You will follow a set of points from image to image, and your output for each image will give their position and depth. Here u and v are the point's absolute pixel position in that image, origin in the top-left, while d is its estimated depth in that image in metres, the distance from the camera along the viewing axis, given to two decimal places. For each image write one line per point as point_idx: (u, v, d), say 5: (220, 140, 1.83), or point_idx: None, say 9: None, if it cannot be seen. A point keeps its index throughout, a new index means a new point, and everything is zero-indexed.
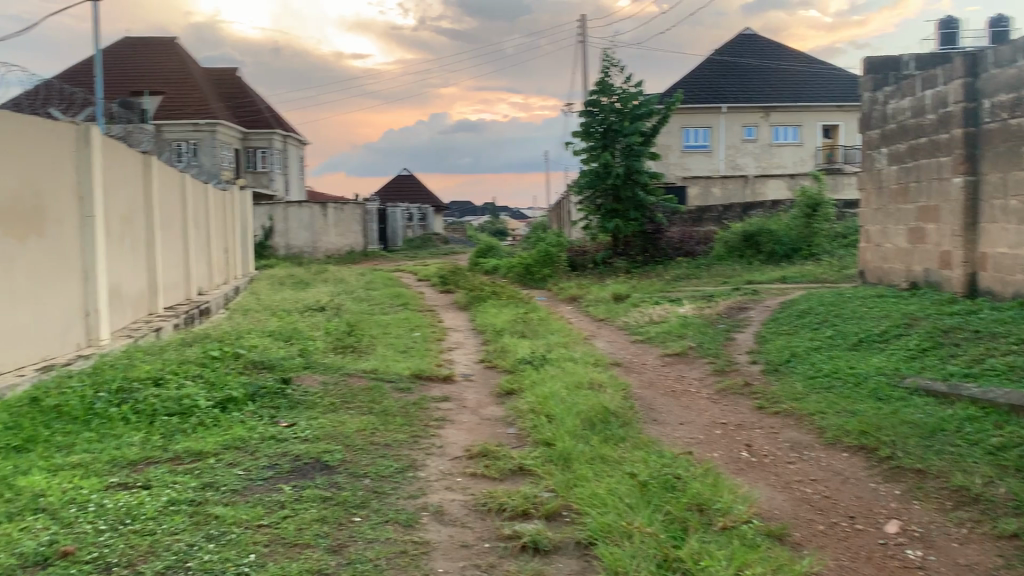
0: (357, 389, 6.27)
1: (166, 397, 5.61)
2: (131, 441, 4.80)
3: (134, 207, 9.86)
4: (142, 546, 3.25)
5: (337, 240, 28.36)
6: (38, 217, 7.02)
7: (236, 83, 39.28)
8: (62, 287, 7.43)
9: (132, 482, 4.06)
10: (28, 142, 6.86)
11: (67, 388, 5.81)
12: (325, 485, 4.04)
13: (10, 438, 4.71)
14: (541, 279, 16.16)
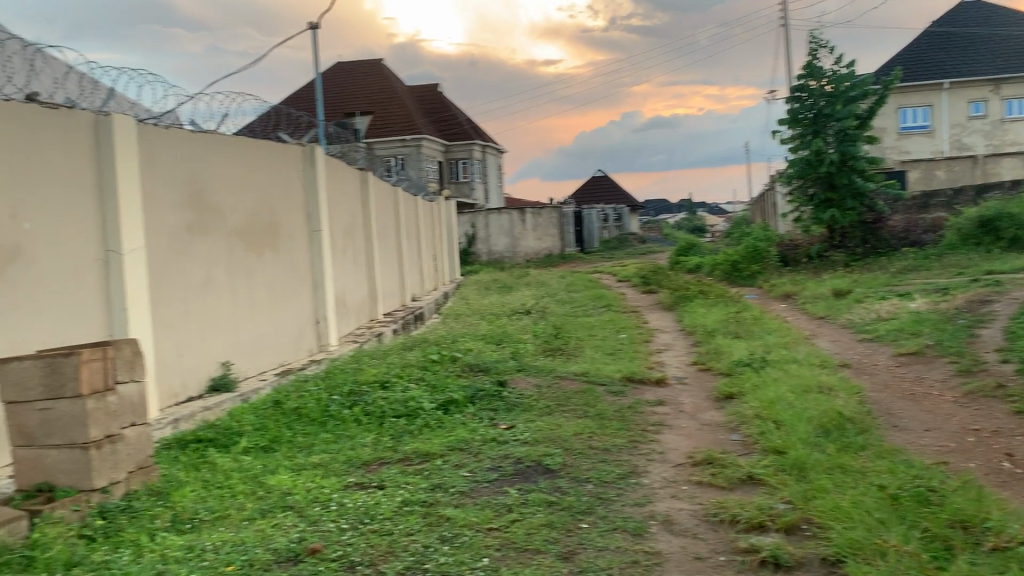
0: (571, 391, 6.24)
1: (393, 400, 5.85)
2: (364, 442, 5.04)
3: (354, 220, 10.46)
4: (381, 546, 3.35)
5: (536, 243, 28.63)
6: (273, 232, 7.59)
7: (436, 99, 40.95)
8: (294, 297, 7.99)
9: (367, 481, 4.24)
10: (262, 164, 7.43)
11: (305, 391, 6.24)
12: (550, 490, 4.01)
13: (259, 439, 5.10)
14: (749, 276, 15.54)
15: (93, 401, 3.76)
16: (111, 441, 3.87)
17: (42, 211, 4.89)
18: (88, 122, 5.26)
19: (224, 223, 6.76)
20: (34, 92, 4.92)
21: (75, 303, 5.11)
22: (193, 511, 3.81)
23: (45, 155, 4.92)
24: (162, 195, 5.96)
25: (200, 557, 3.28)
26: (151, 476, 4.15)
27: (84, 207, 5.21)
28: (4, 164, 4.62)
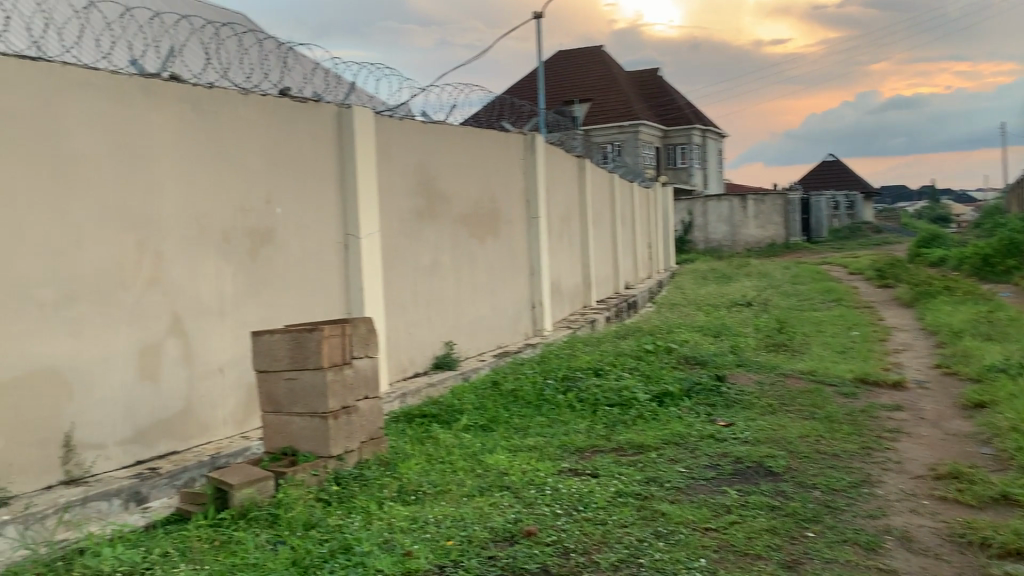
0: (795, 390, 5.91)
1: (607, 388, 5.83)
2: (578, 428, 5.06)
3: (571, 208, 10.54)
4: (595, 535, 3.33)
5: (757, 232, 27.43)
6: (494, 219, 7.81)
7: (656, 83, 40.41)
8: (513, 282, 8.19)
9: (581, 468, 4.25)
10: (486, 152, 7.66)
11: (521, 374, 6.38)
12: (772, 493, 3.82)
13: (479, 418, 5.27)
14: (1003, 272, 13.99)
15: (332, 373, 4.03)
16: (347, 412, 4.14)
17: (292, 197, 5.33)
18: (333, 115, 5.66)
19: (450, 210, 7.03)
20: (286, 87, 5.35)
21: (317, 282, 5.53)
22: (418, 484, 4.00)
23: (296, 146, 5.35)
24: (395, 183, 6.29)
25: (423, 529, 3.43)
26: (380, 447, 4.40)
27: (327, 194, 5.62)
28: (261, 155, 5.07)
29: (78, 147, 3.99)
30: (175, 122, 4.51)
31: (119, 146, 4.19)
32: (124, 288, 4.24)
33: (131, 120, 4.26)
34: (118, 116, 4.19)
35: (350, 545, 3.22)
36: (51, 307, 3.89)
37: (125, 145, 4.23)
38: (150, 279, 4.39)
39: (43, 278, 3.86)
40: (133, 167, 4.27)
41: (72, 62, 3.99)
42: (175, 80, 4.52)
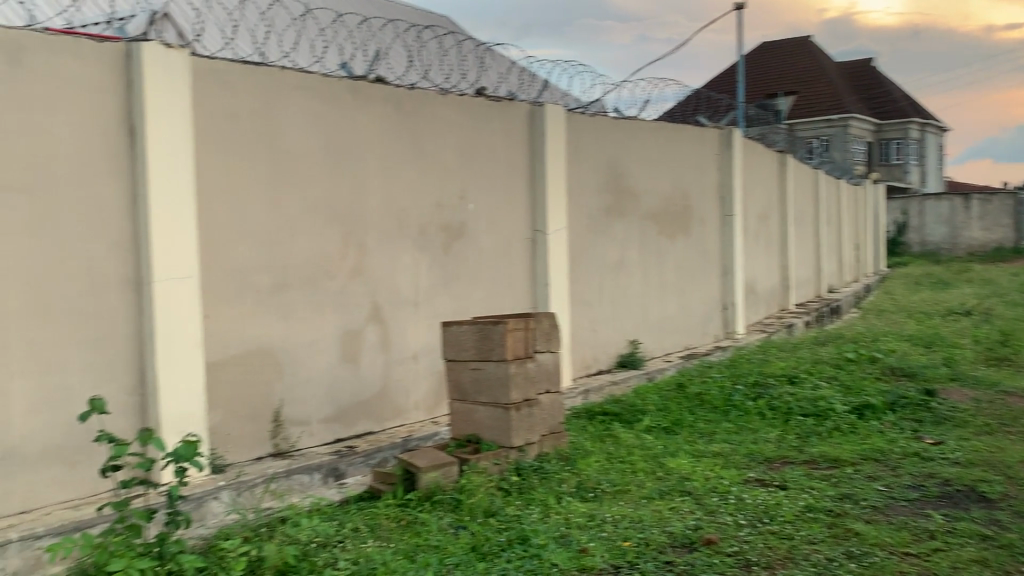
0: (1019, 411, 5.33)
1: (801, 397, 5.54)
2: (767, 437, 4.85)
3: (770, 206, 10.11)
4: (780, 549, 3.18)
5: (982, 234, 25.04)
6: (686, 216, 7.64)
7: (869, 74, 37.92)
8: (704, 282, 7.97)
9: (768, 479, 4.07)
10: (679, 148, 7.51)
11: (709, 377, 6.20)
12: (984, 521, 3.46)
13: (662, 420, 5.18)
14: None
15: (515, 365, 4.11)
16: (529, 404, 4.20)
17: (485, 193, 5.48)
18: (526, 113, 5.76)
19: (640, 207, 6.96)
20: (482, 85, 5.50)
21: (505, 277, 5.65)
22: (597, 481, 3.99)
23: (490, 144, 5.49)
24: (585, 179, 6.31)
25: (600, 527, 3.41)
26: (561, 442, 4.43)
27: (517, 190, 5.72)
28: (457, 152, 5.25)
29: (292, 145, 4.32)
30: (379, 121, 4.76)
31: (327, 144, 4.49)
32: (330, 277, 4.54)
33: (340, 121, 4.55)
34: (328, 116, 4.49)
35: (527, 536, 3.27)
36: (266, 293, 4.24)
37: (334, 143, 4.52)
38: (353, 269, 4.66)
39: (260, 266, 4.21)
40: (340, 165, 4.56)
41: (287, 67, 4.32)
42: (380, 81, 4.76)
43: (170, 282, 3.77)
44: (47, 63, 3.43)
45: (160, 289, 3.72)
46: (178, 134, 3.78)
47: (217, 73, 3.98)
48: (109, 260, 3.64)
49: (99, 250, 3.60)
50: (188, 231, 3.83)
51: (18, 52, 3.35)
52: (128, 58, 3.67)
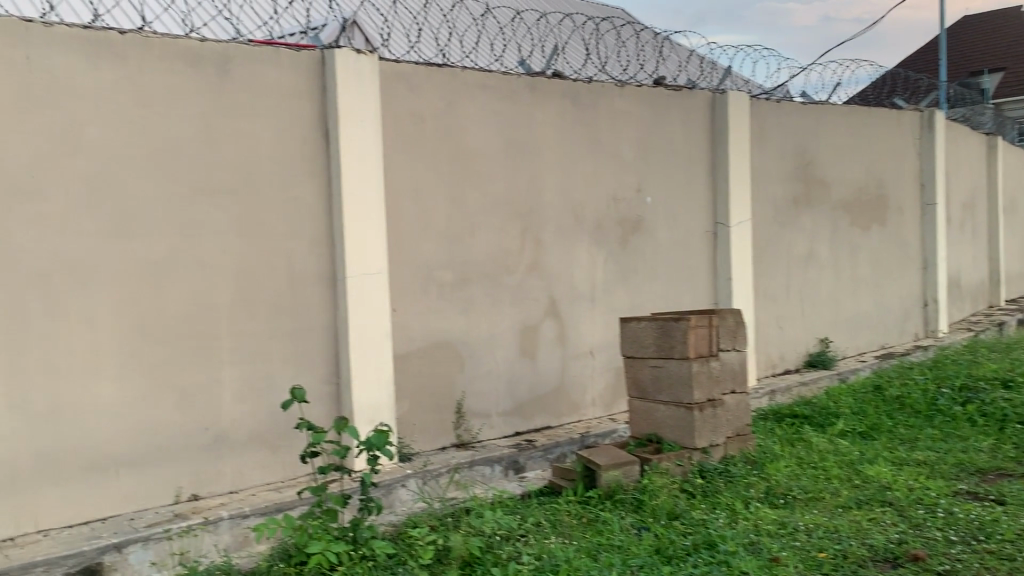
0: None
1: (1018, 403, 5.01)
2: (979, 446, 4.42)
3: (977, 192, 9.25)
4: (1000, 571, 2.87)
5: None
6: (880, 206, 7.13)
7: None
8: (901, 276, 7.41)
9: (982, 492, 3.70)
10: (873, 132, 7.02)
11: (910, 379, 5.75)
12: None
13: (857, 424, 4.86)
14: None
15: (698, 364, 3.97)
16: (713, 405, 4.05)
17: (664, 186, 5.35)
18: (707, 102, 5.56)
19: (830, 196, 6.56)
20: (661, 75, 5.35)
21: (685, 272, 5.50)
22: (787, 488, 3.78)
23: (669, 135, 5.35)
24: (770, 169, 6.02)
25: (792, 536, 3.23)
26: (747, 444, 4.24)
27: (698, 182, 5.55)
28: (635, 145, 5.16)
29: (473, 143, 4.39)
30: (557, 116, 4.75)
31: (507, 141, 4.53)
32: (509, 273, 4.58)
33: (519, 117, 4.58)
34: (507, 113, 4.53)
35: (714, 542, 3.15)
36: (449, 288, 4.34)
37: (513, 140, 4.56)
38: (531, 264, 4.68)
39: (444, 262, 4.31)
40: (520, 161, 4.59)
41: (468, 67, 4.38)
42: (558, 76, 4.75)
43: (362, 277, 3.93)
44: (252, 73, 3.67)
45: (352, 284, 3.89)
46: (368, 136, 3.93)
47: (402, 75, 4.11)
48: (306, 257, 3.85)
49: (297, 248, 3.82)
50: (378, 228, 3.98)
51: (226, 64, 3.60)
52: (322, 65, 3.86)
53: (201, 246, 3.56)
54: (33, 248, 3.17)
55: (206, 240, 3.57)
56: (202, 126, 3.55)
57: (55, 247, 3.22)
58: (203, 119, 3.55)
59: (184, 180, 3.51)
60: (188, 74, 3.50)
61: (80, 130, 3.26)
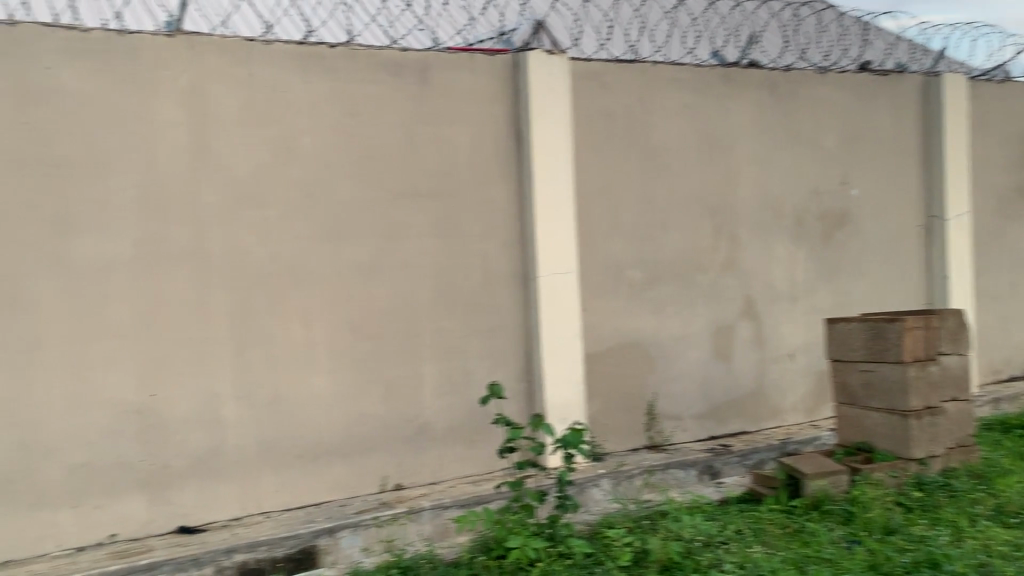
0: None
1: None
2: None
3: None
4: None
5: None
6: None
7: None
8: None
9: None
10: None
11: None
12: None
13: None
14: None
15: (915, 369, 3.68)
16: (932, 413, 3.74)
17: (871, 178, 5.01)
18: (918, 86, 5.16)
19: None
20: (866, 60, 5.03)
21: (895, 269, 5.12)
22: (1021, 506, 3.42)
23: (875, 123, 5.01)
24: (992, 156, 5.50)
25: None
26: (971, 457, 3.88)
27: (908, 172, 5.15)
28: (837, 135, 4.87)
29: (664, 139, 4.31)
30: (752, 108, 4.57)
31: (700, 136, 4.41)
32: (702, 271, 4.45)
33: (713, 111, 4.45)
34: (700, 107, 4.41)
35: (938, 561, 2.89)
36: (641, 287, 4.28)
37: (706, 135, 4.43)
38: (726, 263, 4.53)
39: (635, 261, 4.26)
40: (713, 156, 4.46)
41: (660, 61, 4.30)
42: (753, 66, 4.57)
43: (553, 277, 3.95)
44: (449, 79, 3.79)
45: (545, 283, 3.92)
46: (559, 136, 3.95)
47: (594, 74, 4.10)
48: (500, 257, 3.92)
49: (492, 248, 3.90)
50: (569, 228, 3.98)
51: (425, 71, 3.74)
52: (515, 68, 3.92)
53: (402, 247, 3.71)
54: (257, 251, 3.43)
55: (407, 242, 3.72)
56: (403, 132, 3.70)
57: (275, 249, 3.46)
58: (405, 125, 3.70)
59: (387, 185, 3.67)
60: (390, 83, 3.66)
61: (295, 140, 3.49)
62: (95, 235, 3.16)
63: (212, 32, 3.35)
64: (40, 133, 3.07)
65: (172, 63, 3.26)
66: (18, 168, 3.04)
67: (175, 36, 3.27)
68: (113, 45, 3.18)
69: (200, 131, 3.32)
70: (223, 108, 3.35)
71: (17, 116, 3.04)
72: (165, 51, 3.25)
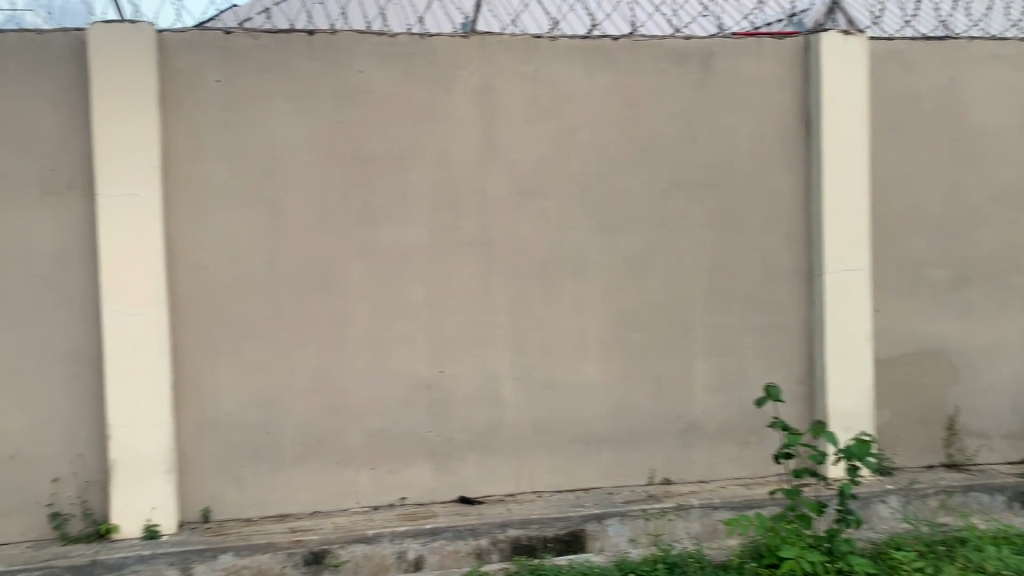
0: None
1: None
2: None
3: None
4: None
5: None
6: None
7: None
8: None
9: None
10: None
11: None
12: None
13: None
14: None
15: None
16: None
17: None
18: None
19: None
20: None
21: None
22: None
23: None
24: None
25: None
26: None
27: None
28: None
29: (979, 123, 3.85)
30: None
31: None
32: (1021, 273, 3.93)
33: None
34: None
35: None
36: (944, 288, 3.87)
37: None
38: None
39: (938, 259, 3.86)
40: None
41: (976, 36, 3.85)
42: None
43: (841, 274, 3.68)
44: (734, 66, 3.66)
45: (831, 280, 3.67)
46: (854, 122, 3.67)
47: (897, 53, 3.76)
48: (782, 251, 3.74)
49: (774, 242, 3.73)
50: (862, 222, 3.69)
51: (708, 59, 3.64)
52: (806, 51, 3.70)
53: (680, 239, 3.66)
54: (537, 241, 3.56)
55: (685, 234, 3.66)
56: (684, 122, 3.64)
57: (554, 240, 3.57)
58: (686, 116, 3.64)
59: (665, 176, 3.64)
60: (672, 73, 3.62)
61: (577, 133, 3.56)
62: (395, 223, 3.45)
63: (502, 31, 3.51)
64: (352, 131, 3.40)
65: (466, 63, 3.46)
66: (334, 163, 3.40)
67: (469, 36, 3.46)
68: (416, 48, 3.43)
69: (488, 126, 3.49)
70: (510, 104, 3.50)
71: (334, 115, 3.39)
72: (460, 51, 3.46)
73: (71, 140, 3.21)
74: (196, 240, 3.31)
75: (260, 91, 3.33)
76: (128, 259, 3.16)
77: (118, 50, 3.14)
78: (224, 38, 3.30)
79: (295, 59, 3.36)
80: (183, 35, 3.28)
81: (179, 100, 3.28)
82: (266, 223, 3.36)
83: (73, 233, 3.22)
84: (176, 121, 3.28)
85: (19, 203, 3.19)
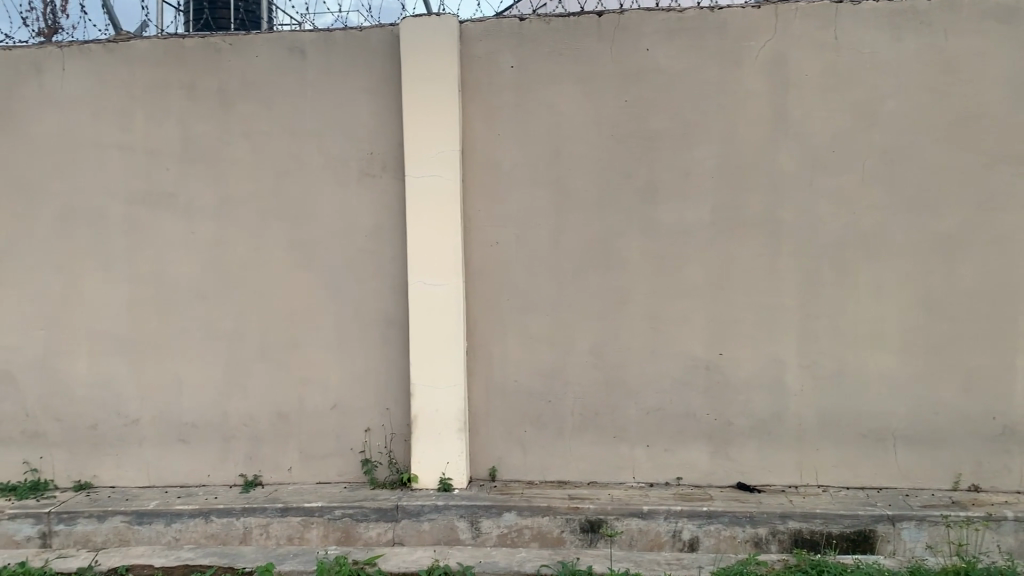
0: None
1: None
2: None
3: None
4: None
5: None
6: None
7: None
8: None
9: None
10: None
11: None
12: None
13: None
14: None
15: None
16: None
17: None
18: None
19: None
20: None
21: None
22: None
23: None
24: None
25: None
26: None
27: None
28: None
29: None
30: None
31: None
32: None
33: None
34: None
35: None
36: None
37: None
38: None
39: None
40: None
41: None
42: None
43: None
44: None
45: None
46: None
47: None
48: None
49: None
50: None
51: None
52: None
53: (1001, 219, 3.27)
54: (831, 220, 3.35)
55: (1008, 214, 3.27)
56: (1012, 89, 3.24)
57: (850, 219, 3.34)
58: (1014, 81, 3.23)
59: (985, 149, 3.26)
60: (998, 33, 3.22)
61: (880, 104, 3.30)
62: (679, 201, 3.42)
63: None
64: (639, 110, 3.42)
65: (759, 34, 3.34)
66: (620, 141, 3.44)
67: (762, 6, 3.33)
68: (705, 22, 3.36)
69: (781, 100, 3.35)
70: (804, 75, 3.33)
71: (621, 94, 3.42)
72: (752, 23, 3.34)
73: (385, 126, 3.55)
74: (489, 216, 3.52)
75: (551, 74, 3.45)
76: (431, 233, 3.42)
77: (426, 41, 3.39)
78: (519, 25, 3.45)
79: (585, 40, 3.43)
80: (482, 24, 3.47)
81: (478, 85, 3.49)
82: (554, 201, 3.49)
83: (385, 210, 3.57)
84: (474, 105, 3.49)
85: (341, 184, 3.58)
